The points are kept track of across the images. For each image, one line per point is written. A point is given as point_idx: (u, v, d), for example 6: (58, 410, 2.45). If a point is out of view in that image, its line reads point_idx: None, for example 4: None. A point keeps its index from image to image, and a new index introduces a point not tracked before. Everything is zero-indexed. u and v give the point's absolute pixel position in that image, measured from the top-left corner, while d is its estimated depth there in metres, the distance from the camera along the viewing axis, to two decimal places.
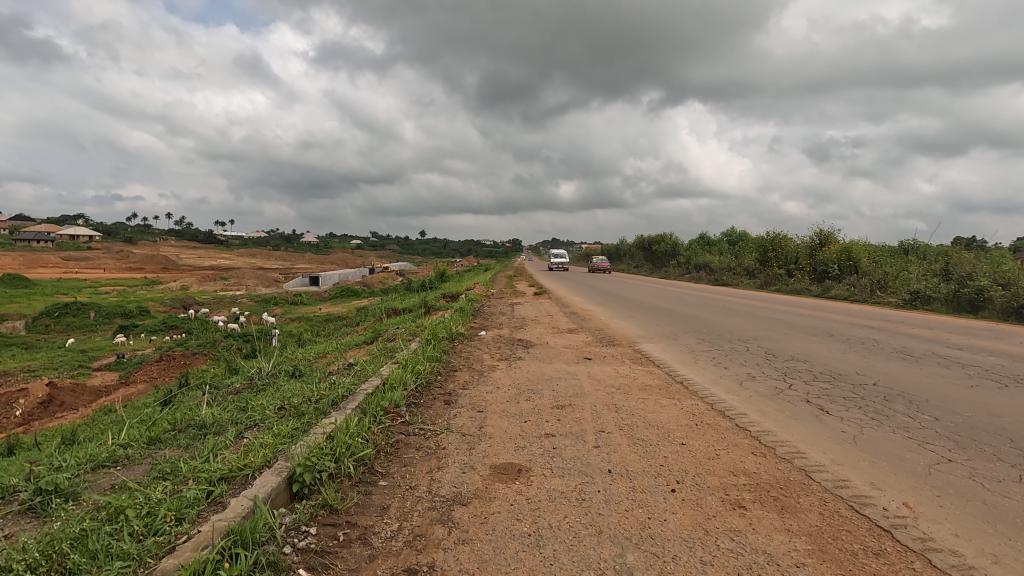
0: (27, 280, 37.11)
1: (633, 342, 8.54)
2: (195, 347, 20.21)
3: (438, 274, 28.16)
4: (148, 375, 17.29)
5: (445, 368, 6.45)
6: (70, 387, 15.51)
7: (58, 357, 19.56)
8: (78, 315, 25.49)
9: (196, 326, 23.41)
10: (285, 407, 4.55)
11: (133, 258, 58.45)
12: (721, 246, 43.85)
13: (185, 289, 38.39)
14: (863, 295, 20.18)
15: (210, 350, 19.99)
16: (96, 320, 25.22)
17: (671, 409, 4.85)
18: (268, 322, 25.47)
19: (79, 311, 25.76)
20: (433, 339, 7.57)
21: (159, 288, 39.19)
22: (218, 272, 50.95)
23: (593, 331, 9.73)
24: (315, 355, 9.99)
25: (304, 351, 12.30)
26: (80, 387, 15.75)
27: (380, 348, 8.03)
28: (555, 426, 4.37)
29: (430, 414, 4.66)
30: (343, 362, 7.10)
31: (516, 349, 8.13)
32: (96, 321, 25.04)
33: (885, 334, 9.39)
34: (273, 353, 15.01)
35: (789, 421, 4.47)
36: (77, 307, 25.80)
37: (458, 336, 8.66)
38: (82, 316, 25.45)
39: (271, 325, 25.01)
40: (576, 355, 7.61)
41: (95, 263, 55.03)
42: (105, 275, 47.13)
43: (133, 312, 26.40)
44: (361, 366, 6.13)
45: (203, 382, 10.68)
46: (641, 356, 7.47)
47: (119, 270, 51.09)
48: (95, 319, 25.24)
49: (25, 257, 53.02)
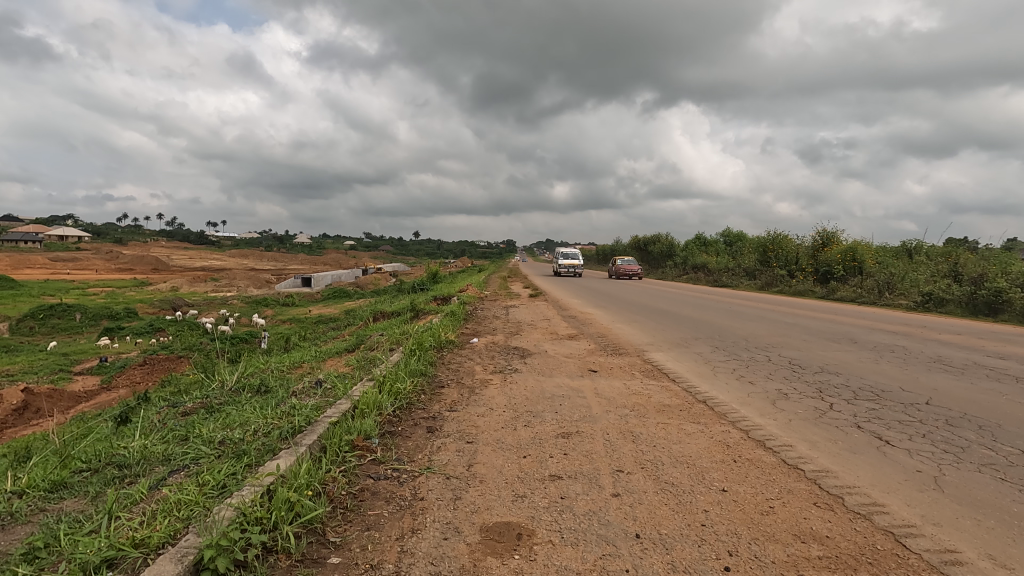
0: (12, 281, 35.95)
1: (642, 351, 7.69)
2: (180, 350, 19.24)
3: (429, 274, 27.25)
4: (131, 379, 16.32)
5: (430, 385, 5.59)
6: (47, 392, 14.56)
7: (38, 360, 18.53)
8: (63, 317, 24.44)
9: (181, 329, 22.41)
10: (228, 441, 3.68)
11: (122, 257, 56.96)
12: (718, 247, 43.11)
13: (174, 290, 37.25)
14: (869, 297, 19.50)
15: (196, 352, 19.06)
16: (81, 322, 24.14)
17: (699, 440, 4.03)
18: (257, 324, 24.50)
19: (64, 312, 24.72)
20: (418, 350, 6.70)
21: (149, 288, 38.10)
22: (207, 273, 49.66)
23: (596, 338, 8.88)
24: (292, 364, 9.07)
25: (287, 358, 11.41)
26: (57, 392, 14.75)
27: (360, 359, 7.14)
28: (561, 465, 3.53)
29: (407, 448, 3.80)
30: (313, 378, 6.19)
31: (513, 360, 7.28)
32: (82, 323, 24.01)
33: (913, 340, 8.64)
34: (257, 359, 14.12)
35: (846, 455, 3.65)
36: (63, 308, 24.77)
37: (446, 346, 7.79)
38: (68, 318, 24.38)
39: (260, 327, 24.06)
40: (579, 366, 6.76)
41: (83, 264, 53.63)
42: (94, 276, 45.92)
43: (120, 313, 25.34)
44: (330, 384, 5.25)
45: (177, 391, 9.79)
46: (653, 368, 6.62)
47: (107, 271, 49.73)
48: (81, 321, 24.20)
49: (12, 258, 51.72)
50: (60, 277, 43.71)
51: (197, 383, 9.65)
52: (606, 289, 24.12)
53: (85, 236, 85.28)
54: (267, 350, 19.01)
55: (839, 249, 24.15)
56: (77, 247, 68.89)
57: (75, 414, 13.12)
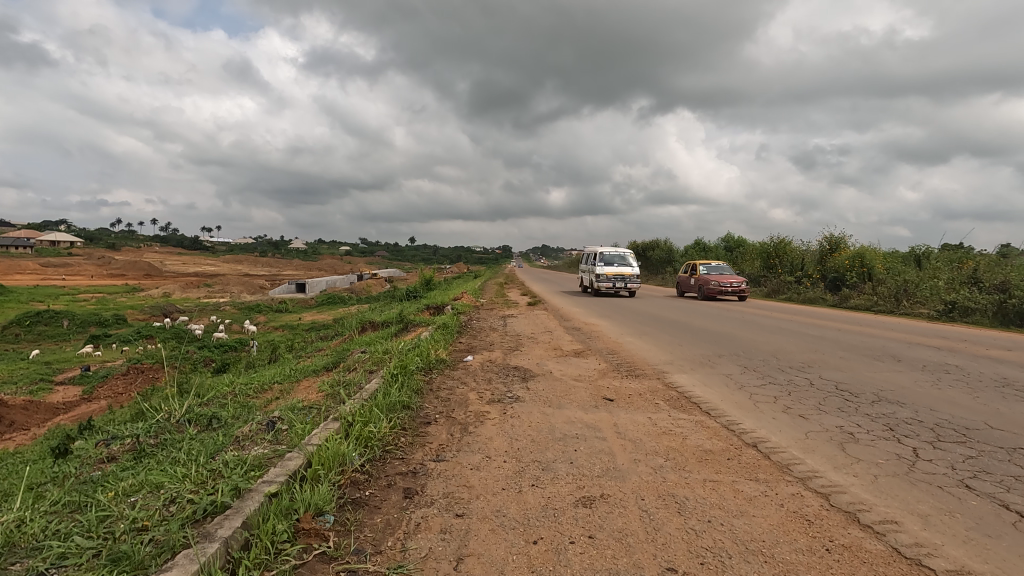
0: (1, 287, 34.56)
1: (661, 372, 6.68)
2: (165, 360, 18.05)
3: (423, 281, 26.21)
4: (114, 390, 15.14)
5: (411, 423, 4.54)
6: (22, 405, 13.39)
7: (18, 369, 17.31)
8: (49, 324, 23.19)
9: (171, 337, 21.24)
10: (116, 525, 2.62)
11: (113, 263, 55.43)
12: (718, 253, 42.10)
13: (167, 296, 36.04)
14: (885, 305, 18.66)
15: (183, 362, 18.02)
16: (68, 329, 22.91)
17: (767, 510, 3.01)
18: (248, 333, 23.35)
19: (52, 319, 23.48)
20: (399, 377, 5.57)
21: (141, 295, 36.91)
22: (199, 278, 48.25)
23: (607, 356, 7.84)
24: (261, 386, 7.87)
25: (265, 375, 10.29)
26: (33, 404, 13.59)
27: (333, 385, 6.04)
28: (590, 561, 2.50)
29: (374, 529, 2.77)
30: (270, 412, 5.08)
31: (515, 385, 6.19)
32: (69, 330, 22.81)
33: (962, 358, 7.70)
34: (240, 374, 12.99)
35: (980, 541, 2.64)
36: (49, 315, 23.53)
37: (434, 368, 6.69)
38: (55, 325, 23.13)
39: (250, 336, 22.93)
40: (592, 394, 5.70)
41: (73, 270, 52.02)
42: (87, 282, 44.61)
43: (109, 320, 24.17)
44: (287, 423, 4.20)
45: (143, 410, 8.59)
46: (679, 396, 5.57)
47: (100, 276, 48.20)
48: (68, 328, 23.00)
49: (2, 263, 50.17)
50: (51, 283, 42.27)
51: (168, 398, 8.44)
52: (607, 297, 22.86)
53: (77, 240, 83.42)
54: (255, 362, 17.93)
55: (848, 254, 23.38)
56: (66, 253, 66.95)
57: (49, 429, 11.94)
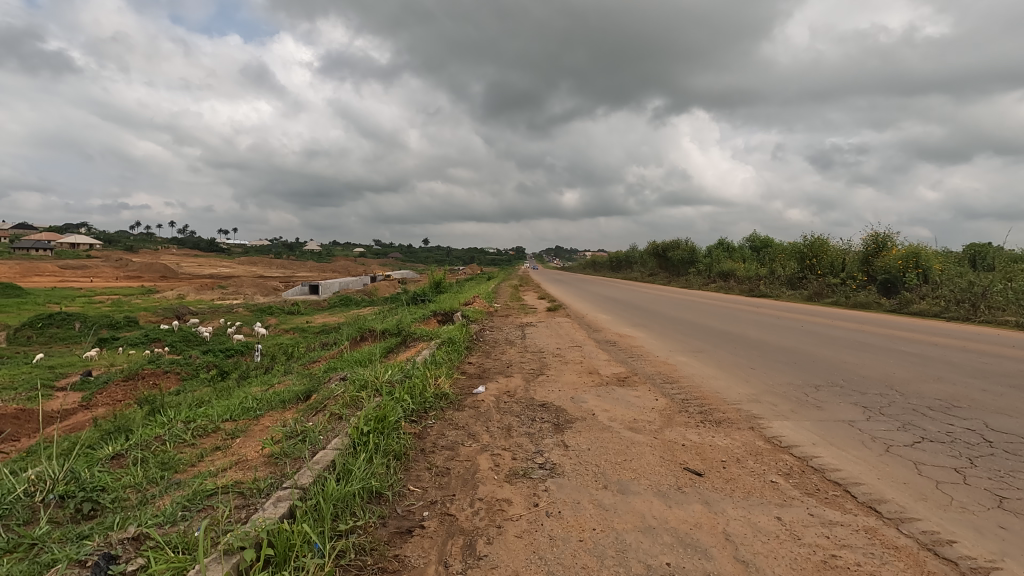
0: (16, 288, 33.16)
1: (753, 419, 4.70)
2: (167, 365, 16.37)
3: (433, 283, 24.42)
4: (113, 398, 13.53)
5: (376, 540, 2.63)
6: (13, 413, 11.56)
7: (18, 375, 15.55)
8: (61, 326, 21.54)
9: (179, 339, 19.54)
10: None
11: (131, 265, 54.36)
12: (745, 254, 39.63)
13: (180, 298, 34.49)
14: (958, 312, 16.06)
15: (183, 369, 16.24)
16: (79, 331, 21.32)
17: None
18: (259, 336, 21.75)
19: (64, 321, 21.77)
20: (371, 437, 3.63)
21: (155, 296, 35.57)
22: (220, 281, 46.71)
23: (667, 389, 5.84)
24: (210, 424, 5.95)
25: (236, 398, 8.36)
26: (27, 412, 11.83)
27: (278, 445, 4.19)
28: None
29: None
30: (156, 508, 3.20)
31: (546, 440, 4.25)
32: (82, 333, 21.19)
33: None
34: (228, 392, 11.17)
35: None
36: (61, 316, 21.93)
37: (429, 413, 4.75)
38: (66, 328, 21.49)
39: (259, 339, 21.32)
40: (667, 463, 3.75)
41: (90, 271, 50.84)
42: (106, 284, 43.20)
43: (120, 322, 22.51)
44: (146, 555, 2.33)
45: (84, 447, 6.72)
46: (805, 469, 3.60)
47: (120, 279, 46.95)
48: (80, 331, 21.37)
49: (22, 267, 49.10)
50: (73, 286, 40.46)
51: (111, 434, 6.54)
52: None
53: (96, 243, 82.90)
54: (258, 371, 16.20)
55: (899, 253, 21.20)
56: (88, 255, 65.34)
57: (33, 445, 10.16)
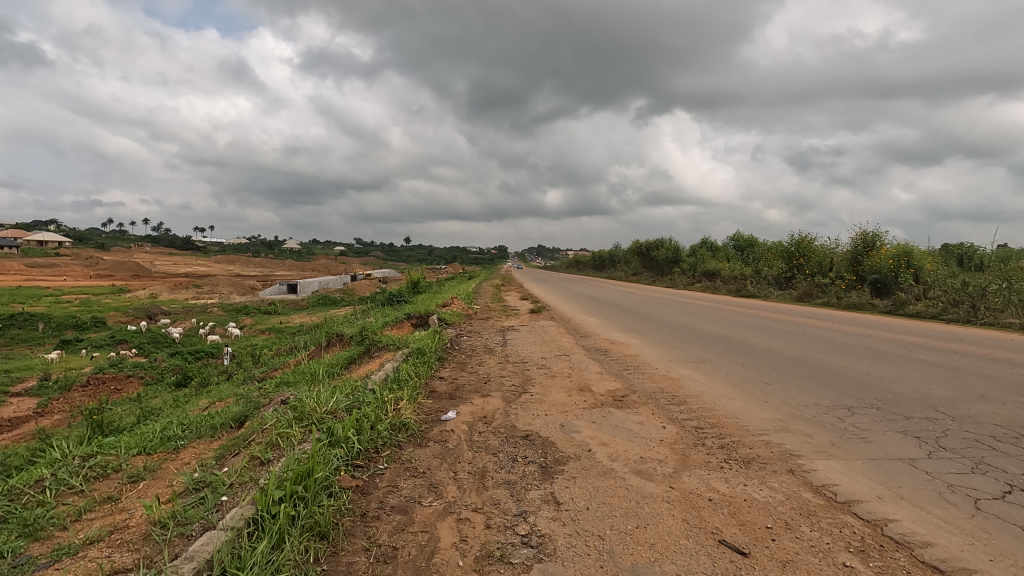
0: None
1: (790, 459, 3.73)
2: (130, 369, 14.94)
3: (411, 283, 23.26)
4: (71, 404, 12.19)
5: None
6: None
7: None
8: (22, 327, 19.89)
9: (148, 341, 18.10)
10: None
11: (104, 263, 51.76)
12: (729, 254, 39.05)
13: (151, 298, 32.70)
14: (956, 313, 15.44)
15: (148, 372, 14.86)
16: (42, 332, 19.69)
17: None
18: (234, 338, 20.43)
19: (24, 322, 20.14)
20: (283, 506, 2.58)
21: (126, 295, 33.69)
22: (195, 280, 44.67)
23: (674, 414, 4.85)
24: (115, 458, 4.78)
25: (175, 417, 7.16)
26: None
27: (162, 508, 3.10)
28: None
29: None
30: None
31: (530, 494, 3.24)
32: (45, 334, 19.54)
33: None
34: (183, 404, 9.93)
35: None
36: (22, 317, 20.25)
37: (379, 456, 3.70)
38: (28, 328, 19.88)
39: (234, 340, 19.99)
40: (697, 534, 2.75)
41: (60, 270, 48.27)
42: (76, 283, 40.94)
43: (86, 322, 20.95)
44: None
45: None
46: (886, 544, 2.63)
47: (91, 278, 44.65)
48: (44, 331, 19.71)
49: None
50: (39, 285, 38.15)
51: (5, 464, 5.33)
52: None
53: (67, 241, 79.12)
54: (228, 377, 14.92)
55: (890, 252, 20.62)
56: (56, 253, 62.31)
57: None
